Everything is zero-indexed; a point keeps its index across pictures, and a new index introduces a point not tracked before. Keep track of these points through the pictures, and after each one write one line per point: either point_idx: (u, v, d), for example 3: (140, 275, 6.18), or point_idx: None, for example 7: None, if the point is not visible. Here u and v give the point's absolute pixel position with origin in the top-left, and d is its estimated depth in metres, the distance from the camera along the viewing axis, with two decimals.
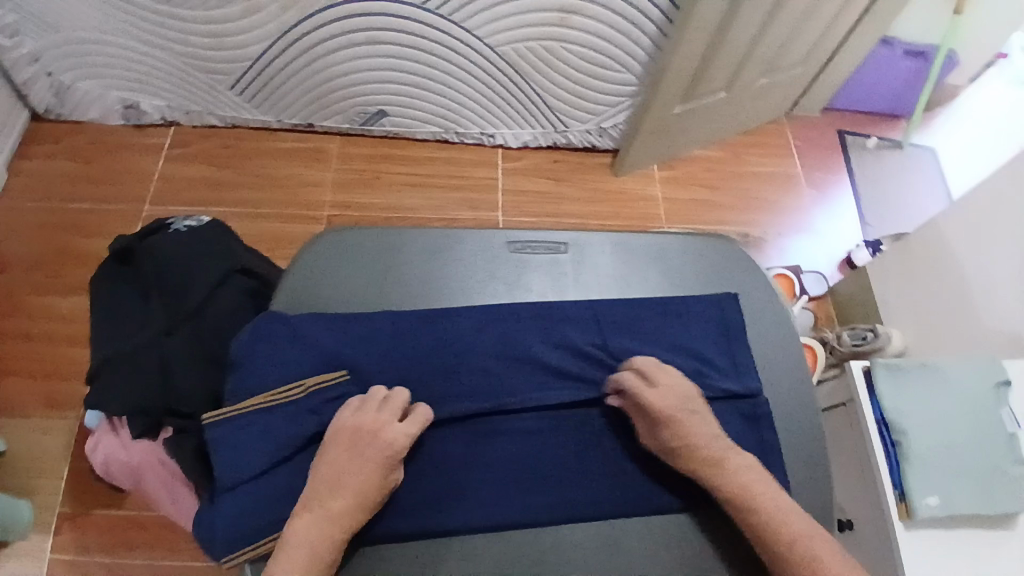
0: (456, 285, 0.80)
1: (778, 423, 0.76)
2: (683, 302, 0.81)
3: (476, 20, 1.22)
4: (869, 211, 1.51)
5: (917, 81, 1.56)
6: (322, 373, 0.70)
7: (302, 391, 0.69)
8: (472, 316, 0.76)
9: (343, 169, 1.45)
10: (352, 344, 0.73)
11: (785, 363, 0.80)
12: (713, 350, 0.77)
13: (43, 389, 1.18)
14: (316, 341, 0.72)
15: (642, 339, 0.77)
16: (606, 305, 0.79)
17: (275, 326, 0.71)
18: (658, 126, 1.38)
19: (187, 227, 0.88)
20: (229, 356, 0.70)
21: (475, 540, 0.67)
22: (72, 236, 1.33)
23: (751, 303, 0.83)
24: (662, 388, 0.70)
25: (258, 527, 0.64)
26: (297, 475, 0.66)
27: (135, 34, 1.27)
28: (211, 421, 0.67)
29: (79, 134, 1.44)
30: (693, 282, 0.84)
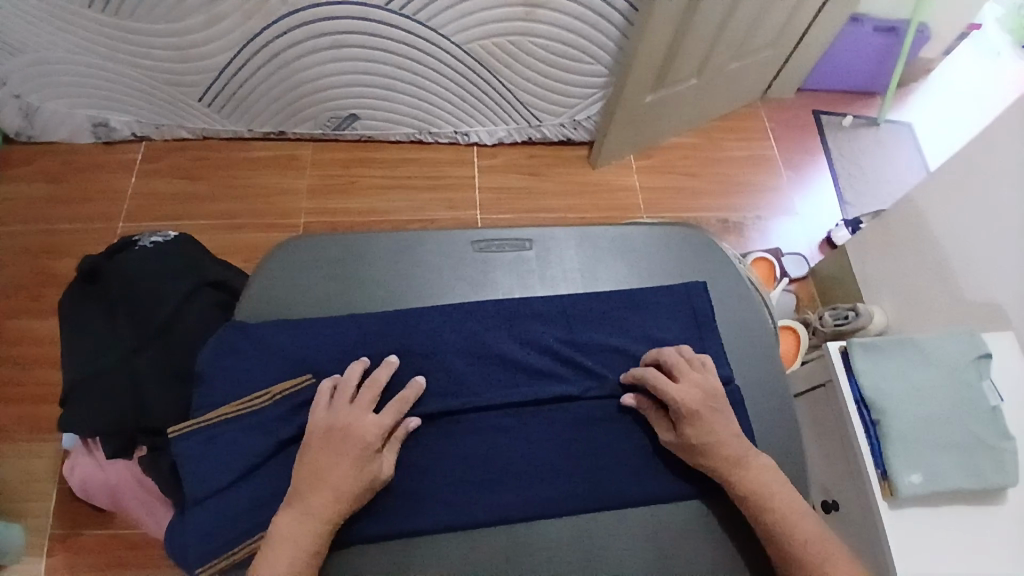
0: (423, 287, 0.79)
1: (751, 408, 0.76)
2: (651, 292, 0.81)
3: (441, 19, 1.21)
4: (848, 190, 1.50)
5: (890, 57, 1.55)
6: (288, 380, 0.70)
7: (269, 399, 0.69)
8: (439, 317, 0.76)
9: (318, 175, 1.44)
10: (321, 352, 0.72)
11: (756, 347, 0.80)
12: (682, 339, 0.78)
13: (27, 412, 1.17)
14: (285, 351, 0.71)
15: (611, 332, 0.78)
16: (573, 299, 0.80)
17: (243, 338, 0.71)
18: (632, 116, 1.37)
19: (154, 243, 0.87)
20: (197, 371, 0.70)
21: (451, 543, 0.67)
22: (48, 257, 1.32)
23: (720, 290, 0.83)
24: (686, 382, 0.70)
25: (233, 543, 0.63)
26: (270, 488, 0.66)
27: (99, 51, 1.26)
28: (178, 434, 0.66)
29: (50, 154, 1.43)
30: (661, 272, 0.84)
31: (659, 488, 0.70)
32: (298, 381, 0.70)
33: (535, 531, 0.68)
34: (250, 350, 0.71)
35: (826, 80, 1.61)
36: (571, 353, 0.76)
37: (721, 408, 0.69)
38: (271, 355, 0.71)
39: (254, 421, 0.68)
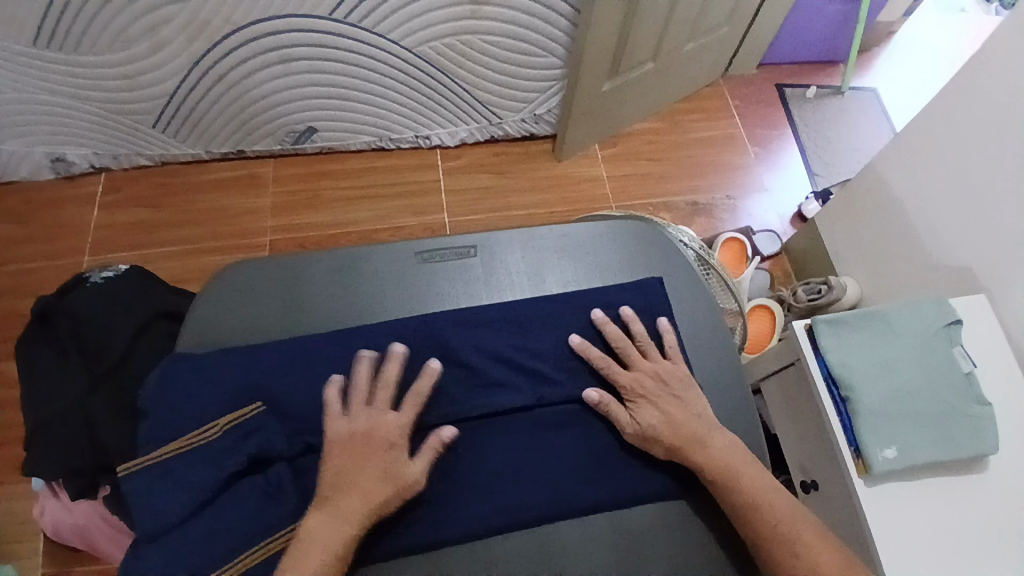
0: (369, 303, 0.79)
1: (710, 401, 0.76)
2: (598, 290, 0.81)
3: (387, 24, 1.19)
4: (816, 161, 1.49)
5: (848, 24, 1.53)
6: (235, 411, 0.69)
7: (219, 431, 0.68)
8: (390, 335, 0.75)
9: (281, 192, 1.43)
10: (273, 377, 0.72)
11: (709, 335, 0.80)
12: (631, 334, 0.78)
13: (6, 454, 1.16)
14: (236, 380, 0.71)
15: (558, 334, 0.77)
16: (522, 304, 0.79)
17: (193, 373, 0.70)
18: (591, 105, 1.35)
19: (105, 279, 0.86)
20: (149, 408, 0.69)
21: (417, 561, 0.66)
22: (17, 298, 1.31)
23: (669, 281, 0.83)
24: (637, 369, 0.73)
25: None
26: (231, 522, 0.65)
27: (47, 88, 1.24)
28: (126, 472, 0.65)
29: (11, 195, 1.41)
30: (610, 268, 0.84)
31: (622, 486, 0.70)
32: (247, 410, 0.69)
33: (498, 540, 0.67)
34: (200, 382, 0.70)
35: (786, 53, 1.60)
36: (524, 356, 0.76)
37: (675, 391, 0.72)
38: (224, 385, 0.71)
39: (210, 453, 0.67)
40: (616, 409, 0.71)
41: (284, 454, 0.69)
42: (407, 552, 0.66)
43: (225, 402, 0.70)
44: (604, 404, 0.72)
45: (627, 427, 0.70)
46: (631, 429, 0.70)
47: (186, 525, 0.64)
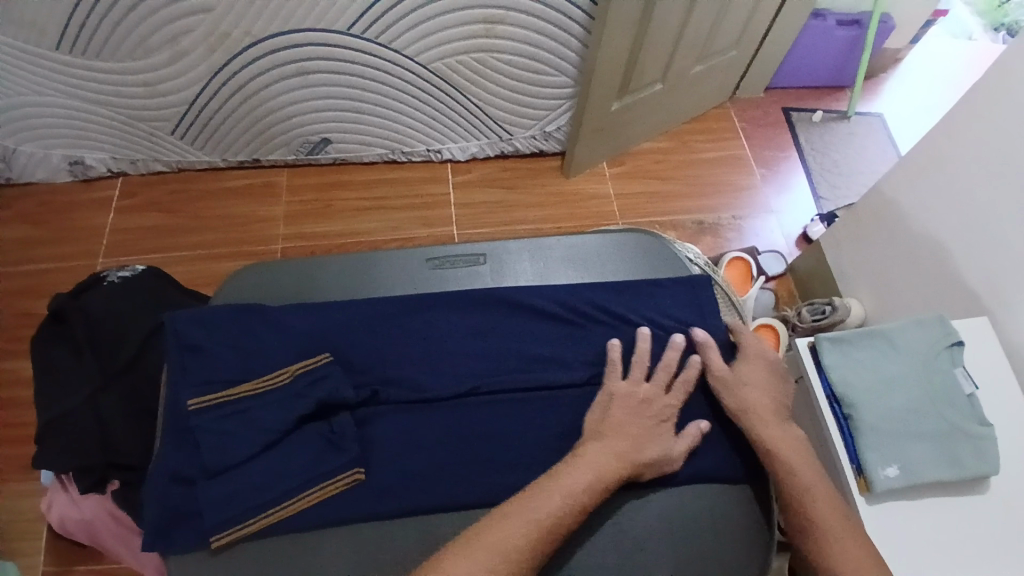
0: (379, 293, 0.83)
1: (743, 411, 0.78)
2: (596, 290, 0.85)
3: (403, 41, 1.23)
4: (822, 185, 1.51)
5: (855, 50, 1.56)
6: (304, 360, 0.76)
7: (289, 376, 0.74)
8: (399, 337, 0.79)
9: (293, 201, 1.46)
10: (289, 381, 0.74)
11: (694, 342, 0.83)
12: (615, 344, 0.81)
13: (15, 452, 1.17)
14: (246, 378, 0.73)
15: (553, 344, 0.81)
16: (521, 306, 0.82)
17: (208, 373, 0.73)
18: (600, 123, 1.38)
19: (121, 278, 0.87)
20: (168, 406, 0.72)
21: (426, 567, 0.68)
22: (30, 299, 1.33)
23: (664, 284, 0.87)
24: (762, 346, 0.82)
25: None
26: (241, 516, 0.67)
27: (69, 93, 1.28)
28: (198, 407, 0.71)
29: (30, 197, 1.44)
30: (614, 266, 0.88)
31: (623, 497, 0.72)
32: (315, 359, 0.75)
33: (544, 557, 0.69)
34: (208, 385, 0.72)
35: (793, 77, 1.62)
36: (526, 367, 0.79)
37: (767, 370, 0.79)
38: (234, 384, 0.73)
39: (222, 450, 0.69)
40: (713, 353, 0.79)
41: (293, 453, 0.71)
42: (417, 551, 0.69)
43: (236, 404, 0.72)
44: (704, 344, 0.80)
45: (713, 368, 0.79)
46: (718, 372, 0.78)
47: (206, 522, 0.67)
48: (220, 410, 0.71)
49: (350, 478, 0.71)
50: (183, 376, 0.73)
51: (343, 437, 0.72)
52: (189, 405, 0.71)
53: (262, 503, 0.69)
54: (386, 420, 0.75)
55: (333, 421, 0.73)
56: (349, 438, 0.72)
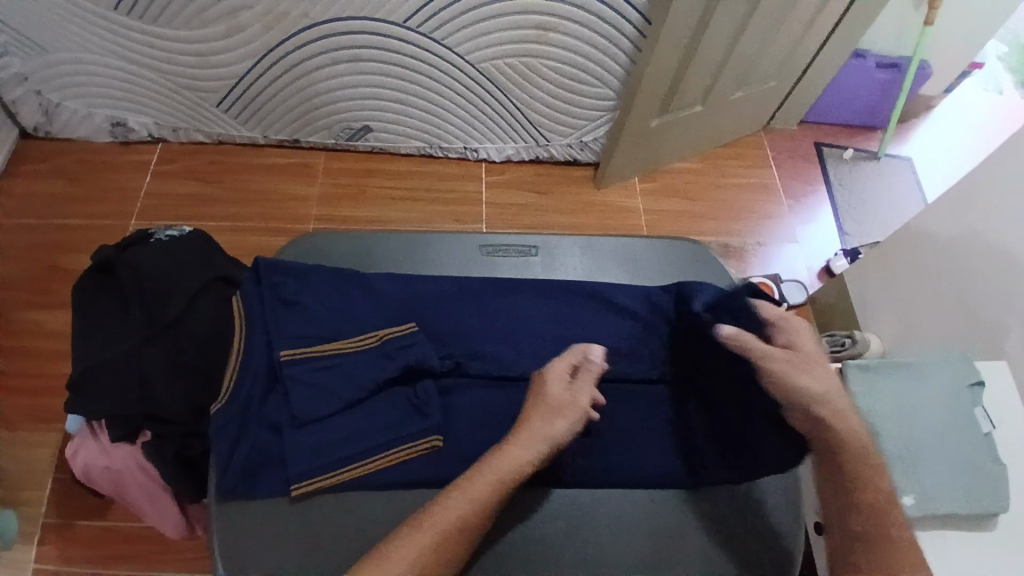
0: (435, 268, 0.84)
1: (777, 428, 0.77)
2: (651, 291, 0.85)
3: (456, 37, 1.25)
4: (848, 221, 1.54)
5: (890, 92, 1.60)
6: (393, 326, 0.72)
7: (378, 340, 0.70)
8: (461, 315, 0.76)
9: (329, 184, 1.47)
10: (376, 344, 0.70)
11: None
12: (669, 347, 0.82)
13: (29, 402, 1.18)
14: (315, 337, 0.69)
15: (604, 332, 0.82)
16: (578, 298, 0.82)
17: (278, 325, 0.69)
18: (637, 138, 1.40)
19: (169, 237, 0.89)
20: (244, 354, 0.67)
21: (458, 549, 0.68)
22: (58, 253, 1.34)
23: None
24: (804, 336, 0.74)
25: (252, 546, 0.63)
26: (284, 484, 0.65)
27: (121, 54, 1.30)
28: (289, 358, 0.67)
29: (67, 152, 1.46)
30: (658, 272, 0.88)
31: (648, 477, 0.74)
32: (403, 327, 0.72)
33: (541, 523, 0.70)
34: (272, 341, 0.68)
35: (827, 113, 1.66)
36: None
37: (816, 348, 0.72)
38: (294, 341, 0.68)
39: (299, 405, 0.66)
40: (754, 351, 0.73)
41: None
42: None
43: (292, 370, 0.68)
44: (739, 341, 0.74)
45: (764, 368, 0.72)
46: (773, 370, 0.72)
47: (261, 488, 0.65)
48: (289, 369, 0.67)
49: (421, 448, 0.67)
50: (276, 325, 0.68)
51: (424, 405, 0.69)
52: (281, 356, 0.67)
53: (322, 465, 0.65)
54: (458, 393, 0.72)
55: (418, 386, 0.70)
56: (435, 405, 0.69)
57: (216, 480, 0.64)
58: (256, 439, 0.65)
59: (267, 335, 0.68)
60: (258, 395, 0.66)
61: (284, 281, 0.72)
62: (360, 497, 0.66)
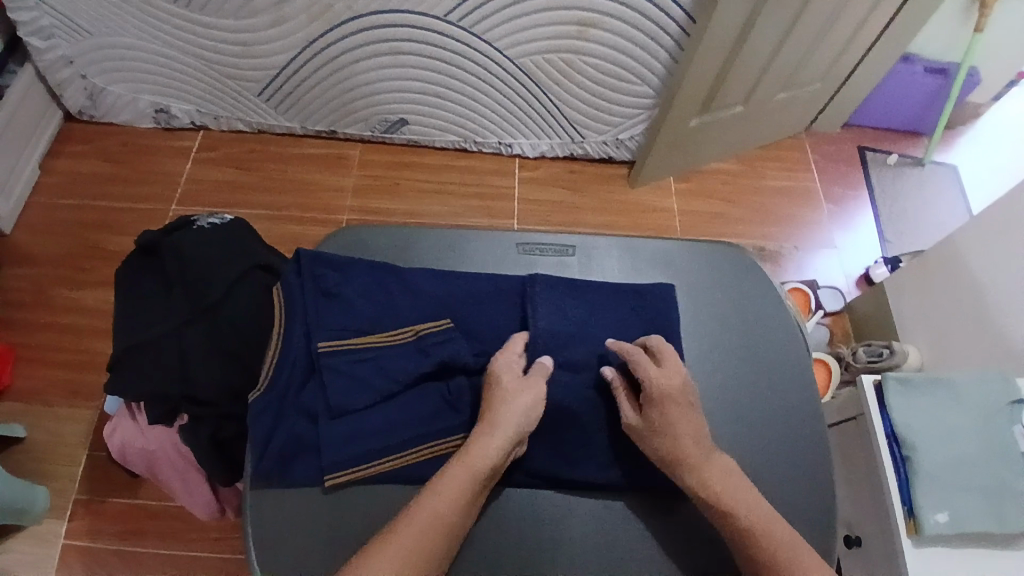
0: (469, 265, 0.83)
1: (813, 439, 0.75)
2: (690, 296, 0.83)
3: (495, 32, 1.25)
4: (889, 228, 1.50)
5: (938, 98, 1.55)
6: (428, 321, 0.72)
7: (413, 335, 0.71)
8: (496, 313, 0.75)
9: (363, 175, 1.49)
10: (412, 339, 0.70)
11: (787, 353, 0.79)
12: (708, 351, 0.79)
13: (68, 379, 1.22)
14: (351, 329, 0.69)
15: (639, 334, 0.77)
16: (614, 291, 0.78)
17: (317, 317, 0.69)
18: (674, 138, 1.38)
19: (210, 225, 0.89)
20: (285, 344, 0.68)
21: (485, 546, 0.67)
22: (98, 234, 1.38)
23: (759, 299, 0.83)
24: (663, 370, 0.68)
25: (285, 535, 0.64)
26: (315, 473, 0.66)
27: (167, 41, 1.32)
28: (327, 349, 0.68)
29: (110, 136, 1.50)
30: (699, 276, 0.84)
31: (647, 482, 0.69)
32: (438, 322, 0.72)
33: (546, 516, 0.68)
34: (312, 332, 0.69)
35: (872, 117, 1.61)
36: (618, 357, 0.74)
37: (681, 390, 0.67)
38: (333, 332, 0.69)
39: (336, 396, 0.66)
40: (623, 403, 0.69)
41: None
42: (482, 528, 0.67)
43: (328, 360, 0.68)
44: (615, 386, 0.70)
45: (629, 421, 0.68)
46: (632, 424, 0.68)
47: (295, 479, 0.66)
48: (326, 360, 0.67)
49: (452, 444, 0.67)
50: (315, 316, 0.69)
51: (458, 401, 0.69)
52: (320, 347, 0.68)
53: (355, 456, 0.65)
54: None
55: (451, 383, 0.70)
56: (468, 402, 0.69)
57: (251, 468, 0.65)
58: (293, 430, 0.66)
59: (307, 325, 0.69)
60: (297, 385, 0.67)
61: (326, 273, 0.72)
62: (387, 489, 0.67)
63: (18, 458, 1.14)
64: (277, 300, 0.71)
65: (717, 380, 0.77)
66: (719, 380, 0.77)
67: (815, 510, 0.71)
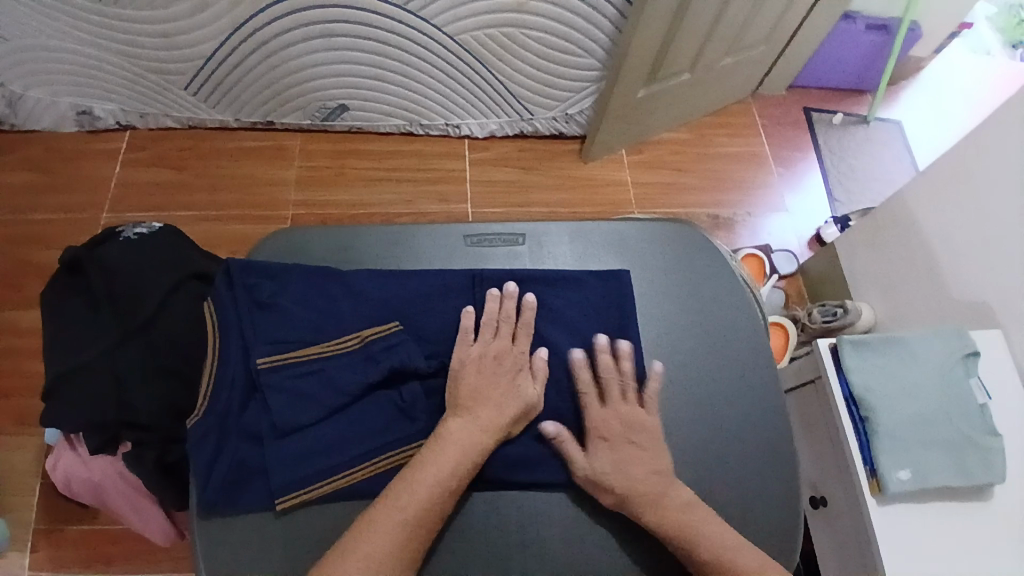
0: (416, 261, 0.79)
1: (776, 410, 0.75)
2: (642, 277, 0.81)
3: (432, 9, 1.19)
4: (838, 188, 1.51)
5: (880, 55, 1.56)
6: (374, 325, 0.69)
7: (360, 342, 0.68)
8: (446, 310, 0.72)
9: (306, 167, 1.43)
10: (359, 347, 0.68)
11: (742, 326, 0.79)
12: (664, 335, 0.78)
13: (11, 405, 1.15)
14: (292, 341, 0.66)
15: (591, 319, 0.75)
16: (565, 279, 0.77)
17: (256, 332, 0.66)
18: (624, 110, 1.36)
19: (138, 235, 0.85)
20: (223, 363, 0.65)
21: (453, 555, 0.65)
22: (28, 249, 1.29)
23: (712, 275, 0.82)
24: (610, 407, 0.69)
25: (241, 565, 0.62)
26: (267, 497, 0.63)
27: (81, 38, 1.23)
28: (267, 365, 0.65)
29: (32, 144, 1.40)
30: (651, 255, 0.83)
31: None
32: (385, 326, 0.69)
33: (511, 522, 0.67)
34: (249, 347, 0.66)
35: (817, 77, 1.62)
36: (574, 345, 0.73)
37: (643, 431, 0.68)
38: (274, 348, 0.66)
39: (284, 415, 0.64)
40: (571, 445, 0.67)
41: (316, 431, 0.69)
42: (450, 538, 0.66)
43: (271, 378, 0.64)
44: (562, 439, 0.67)
45: (578, 466, 0.66)
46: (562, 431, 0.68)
47: (245, 506, 0.63)
48: (269, 379, 0.64)
49: (407, 455, 0.65)
50: (252, 332, 0.66)
51: (414, 406, 0.67)
52: (260, 363, 0.64)
53: (308, 476, 0.63)
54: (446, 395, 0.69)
55: (404, 390, 0.68)
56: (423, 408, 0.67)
57: (198, 498, 0.62)
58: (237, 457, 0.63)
59: (247, 342, 0.66)
60: (239, 404, 0.64)
61: (259, 282, 0.68)
62: (347, 505, 0.64)
63: None
64: (209, 316, 0.68)
65: (674, 361, 0.76)
66: (677, 360, 0.77)
67: (778, 481, 0.71)
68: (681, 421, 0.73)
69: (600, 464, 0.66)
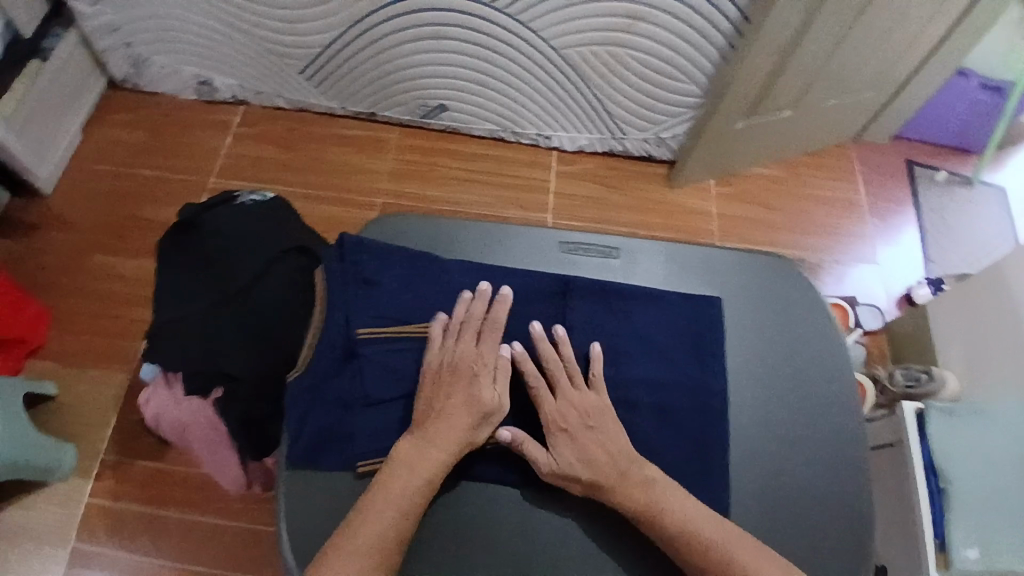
0: (512, 259, 0.82)
1: (852, 461, 0.73)
2: (733, 305, 0.81)
3: (542, 21, 1.23)
4: (932, 247, 1.46)
5: (993, 115, 1.50)
6: None
7: None
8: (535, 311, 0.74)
9: (400, 160, 1.48)
10: None
11: (830, 370, 0.78)
12: (746, 367, 0.77)
13: (102, 342, 1.24)
14: (390, 319, 0.70)
15: (676, 340, 0.75)
16: (657, 295, 0.77)
17: (358, 305, 0.70)
18: (718, 139, 1.36)
19: (252, 203, 0.89)
20: (322, 331, 0.69)
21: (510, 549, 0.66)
22: (136, 202, 1.39)
23: (804, 315, 0.80)
24: (563, 398, 0.68)
25: (311, 522, 0.65)
26: (347, 463, 0.66)
27: (213, 14, 1.32)
28: (365, 337, 0.69)
29: (153, 106, 1.51)
30: (744, 286, 0.82)
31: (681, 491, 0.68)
32: None
33: (569, 527, 0.68)
34: (351, 319, 0.69)
35: (922, 130, 1.56)
36: (657, 364, 0.74)
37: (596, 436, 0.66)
38: (372, 322, 0.69)
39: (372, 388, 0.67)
40: (532, 447, 0.65)
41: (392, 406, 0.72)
42: (509, 532, 0.67)
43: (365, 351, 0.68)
44: (522, 443, 0.65)
45: (543, 465, 0.65)
46: (552, 414, 0.67)
47: (326, 468, 0.66)
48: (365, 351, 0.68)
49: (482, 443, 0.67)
50: (354, 305, 0.70)
51: None
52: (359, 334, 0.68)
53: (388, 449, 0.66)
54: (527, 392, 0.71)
55: None
56: None
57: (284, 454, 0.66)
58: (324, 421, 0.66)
59: (347, 313, 0.70)
60: (333, 371, 0.68)
61: (364, 260, 0.72)
62: None
63: (51, 416, 1.16)
64: (319, 286, 0.72)
65: (753, 394, 0.76)
66: (756, 394, 0.76)
67: (846, 535, 0.69)
68: (752, 457, 0.72)
69: (661, 483, 0.65)
